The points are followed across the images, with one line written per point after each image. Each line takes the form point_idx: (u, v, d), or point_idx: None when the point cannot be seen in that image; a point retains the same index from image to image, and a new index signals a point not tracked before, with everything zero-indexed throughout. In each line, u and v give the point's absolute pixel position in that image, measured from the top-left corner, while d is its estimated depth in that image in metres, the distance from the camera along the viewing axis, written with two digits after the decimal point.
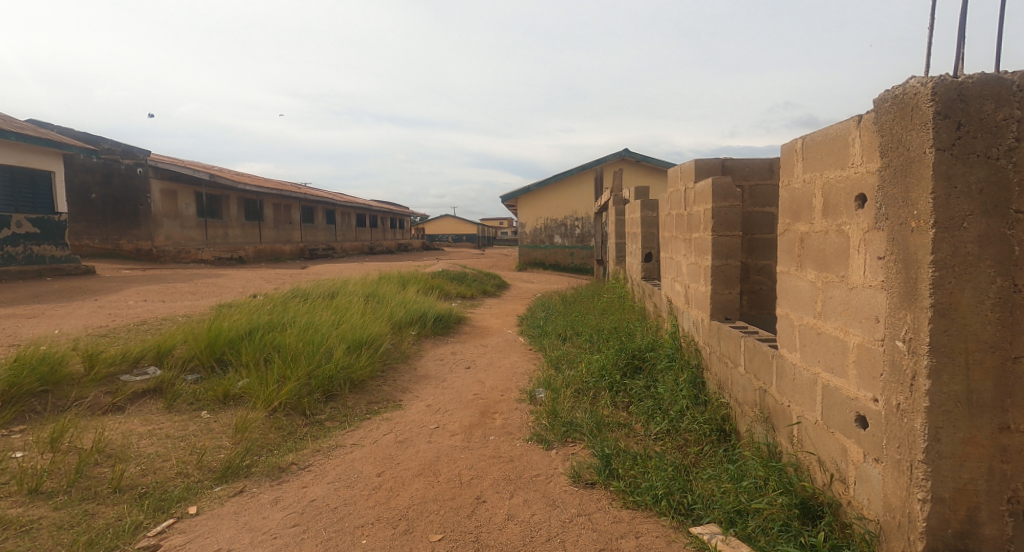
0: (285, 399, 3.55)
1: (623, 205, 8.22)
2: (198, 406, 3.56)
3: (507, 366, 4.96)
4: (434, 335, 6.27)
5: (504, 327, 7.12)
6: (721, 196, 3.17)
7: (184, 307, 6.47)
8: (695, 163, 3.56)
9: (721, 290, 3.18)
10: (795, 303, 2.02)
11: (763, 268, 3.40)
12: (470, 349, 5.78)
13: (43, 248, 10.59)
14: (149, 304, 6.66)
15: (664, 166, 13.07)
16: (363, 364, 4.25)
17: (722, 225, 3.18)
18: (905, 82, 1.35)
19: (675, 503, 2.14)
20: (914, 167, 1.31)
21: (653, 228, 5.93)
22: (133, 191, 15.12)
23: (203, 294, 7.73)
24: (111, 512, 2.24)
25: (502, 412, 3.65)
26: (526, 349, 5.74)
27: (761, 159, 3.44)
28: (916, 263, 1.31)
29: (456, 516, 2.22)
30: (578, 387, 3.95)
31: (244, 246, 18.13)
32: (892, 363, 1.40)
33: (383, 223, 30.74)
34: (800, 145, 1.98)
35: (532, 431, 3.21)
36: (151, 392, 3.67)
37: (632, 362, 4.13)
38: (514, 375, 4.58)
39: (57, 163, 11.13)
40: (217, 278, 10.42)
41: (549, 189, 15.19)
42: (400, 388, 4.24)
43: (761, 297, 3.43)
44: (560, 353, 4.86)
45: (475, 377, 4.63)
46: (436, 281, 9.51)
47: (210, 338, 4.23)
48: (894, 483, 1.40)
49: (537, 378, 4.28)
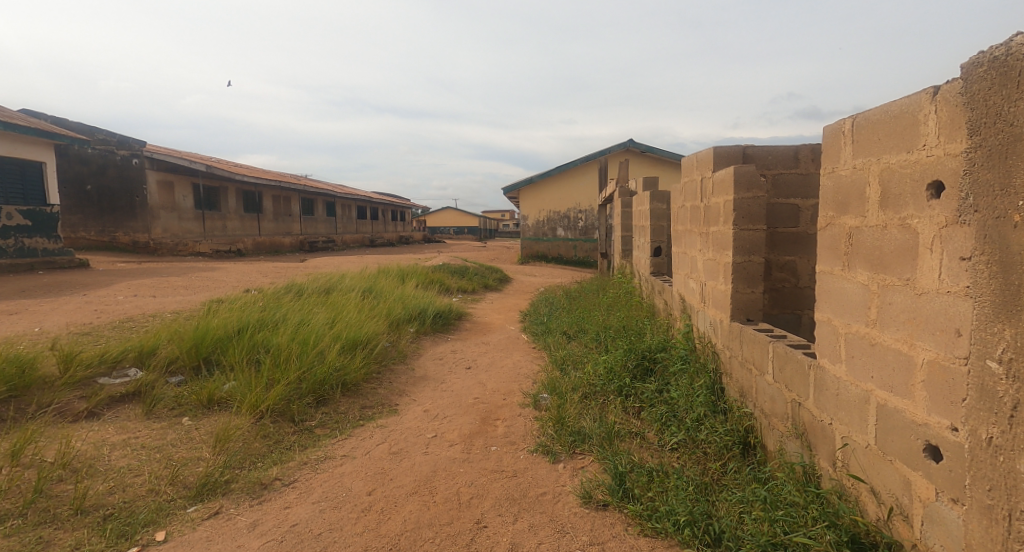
0: (273, 404, 3.34)
1: (630, 197, 7.93)
2: (179, 413, 3.33)
3: (510, 366, 4.73)
4: (433, 333, 6.04)
5: (506, 323, 6.87)
6: (744, 186, 2.89)
7: (174, 303, 6.23)
8: (713, 151, 3.30)
9: (742, 289, 2.93)
10: (841, 308, 1.76)
11: (786, 264, 3.20)
12: (471, 348, 5.54)
13: (36, 241, 10.39)
14: (139, 300, 6.43)
15: (669, 157, 12.77)
16: (357, 365, 4.00)
17: (745, 218, 2.91)
18: (1007, 41, 1.09)
19: (700, 532, 1.91)
20: (1020, 146, 1.05)
21: (663, 220, 5.65)
22: (129, 183, 14.88)
23: (196, 289, 7.49)
24: (69, 539, 2.01)
25: (504, 418, 3.41)
26: (529, 347, 5.51)
27: (785, 146, 3.18)
28: (1020, 267, 1.05)
29: (453, 546, 1.99)
30: (586, 390, 3.73)
31: (243, 238, 17.92)
32: (980, 387, 1.15)
33: (384, 216, 30.43)
34: (848, 126, 1.71)
35: (537, 441, 2.99)
36: (130, 396, 3.44)
37: (642, 364, 3.91)
38: (517, 377, 4.35)
39: (48, 153, 10.86)
40: (212, 272, 10.21)
41: (552, 180, 14.90)
42: (397, 391, 4.00)
43: (784, 296, 3.22)
44: (565, 352, 4.63)
45: (476, 378, 4.39)
46: (436, 275, 9.25)
47: (195, 337, 3.99)
48: (982, 532, 1.15)
49: (542, 380, 4.05)
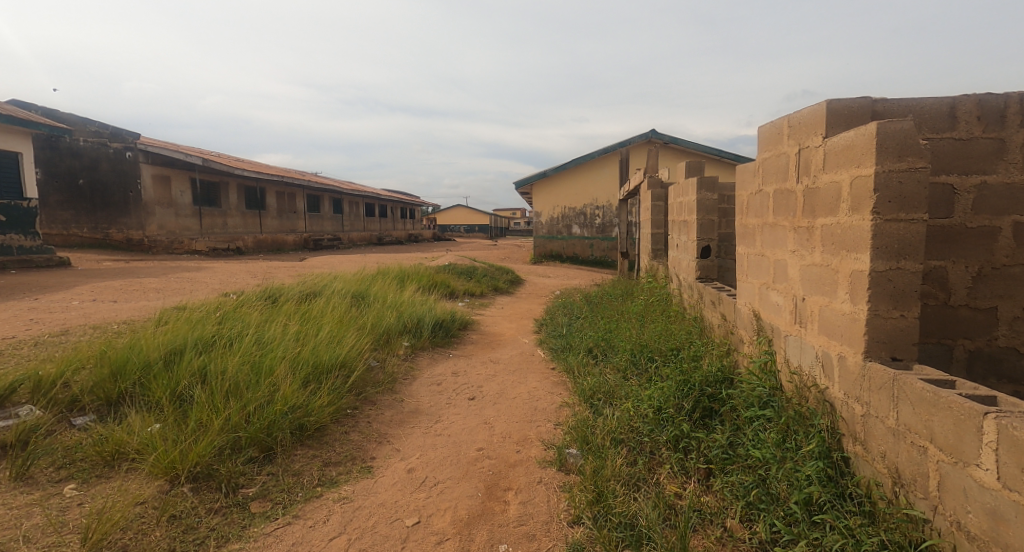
0: (195, 464, 2.40)
1: (662, 188, 6.89)
2: (66, 476, 2.37)
3: (524, 397, 3.74)
4: (433, 348, 5.05)
5: (519, 335, 5.87)
6: (895, 153, 1.86)
7: (130, 310, 5.32)
8: (822, 107, 2.27)
9: (885, 313, 1.90)
10: None
11: (930, 273, 2.21)
12: (476, 369, 4.54)
13: (10, 238, 9.59)
14: (91, 307, 5.49)
15: (696, 147, 11.67)
16: (322, 401, 3.02)
17: (895, 202, 1.87)
18: None
19: None
20: None
21: (712, 214, 4.61)
22: (122, 177, 14.21)
23: (167, 293, 6.60)
24: None
25: (517, 488, 2.44)
26: (547, 368, 4.52)
27: (932, 101, 2.18)
28: None
29: None
30: (631, 445, 2.80)
31: (243, 235, 17.06)
32: None
33: (392, 212, 29.52)
34: None
35: (571, 538, 2.06)
36: (5, 449, 2.49)
37: (701, 407, 2.97)
38: (534, 415, 3.36)
39: (24, 143, 10.07)
40: (197, 272, 9.30)
41: (568, 174, 13.87)
42: (375, 435, 3.03)
43: (926, 319, 2.23)
44: (596, 379, 3.64)
45: (481, 415, 3.42)
46: (440, 277, 8.27)
47: (114, 363, 3.03)
48: None
49: (568, 424, 3.08)
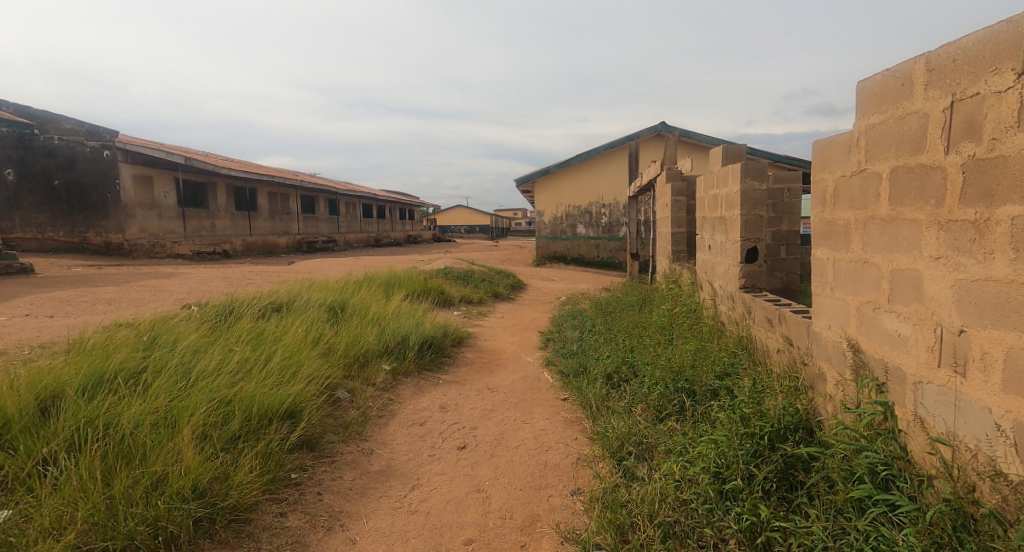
0: None
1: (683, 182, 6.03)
2: None
3: (530, 445, 2.90)
4: (420, 372, 4.18)
5: (522, 352, 5.02)
6: None
7: (61, 328, 4.47)
8: (1006, 30, 1.43)
9: None
10: None
11: None
12: (470, 401, 3.67)
13: None
14: (17, 325, 4.60)
15: (710, 140, 10.81)
16: (247, 474, 2.16)
17: None
18: None
19: None
20: None
21: (760, 209, 3.76)
22: (99, 178, 13.37)
23: (119, 305, 5.75)
24: None
25: None
26: (557, 400, 3.67)
27: None
28: None
29: None
30: (686, 539, 1.94)
31: (232, 238, 16.12)
32: None
33: (391, 213, 28.68)
34: None
35: None
36: None
37: (781, 476, 2.09)
38: (545, 478, 2.52)
39: None
40: (167, 279, 8.43)
41: (571, 170, 12.99)
42: (324, 514, 2.17)
43: None
44: (624, 423, 2.77)
45: (474, 475, 2.58)
46: (433, 282, 7.41)
47: None
48: None
49: (592, 498, 2.24)
